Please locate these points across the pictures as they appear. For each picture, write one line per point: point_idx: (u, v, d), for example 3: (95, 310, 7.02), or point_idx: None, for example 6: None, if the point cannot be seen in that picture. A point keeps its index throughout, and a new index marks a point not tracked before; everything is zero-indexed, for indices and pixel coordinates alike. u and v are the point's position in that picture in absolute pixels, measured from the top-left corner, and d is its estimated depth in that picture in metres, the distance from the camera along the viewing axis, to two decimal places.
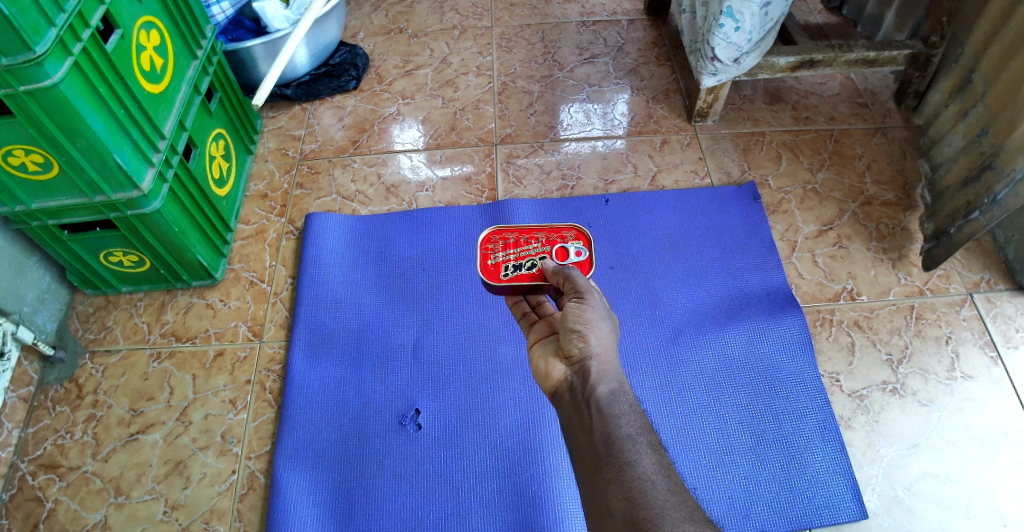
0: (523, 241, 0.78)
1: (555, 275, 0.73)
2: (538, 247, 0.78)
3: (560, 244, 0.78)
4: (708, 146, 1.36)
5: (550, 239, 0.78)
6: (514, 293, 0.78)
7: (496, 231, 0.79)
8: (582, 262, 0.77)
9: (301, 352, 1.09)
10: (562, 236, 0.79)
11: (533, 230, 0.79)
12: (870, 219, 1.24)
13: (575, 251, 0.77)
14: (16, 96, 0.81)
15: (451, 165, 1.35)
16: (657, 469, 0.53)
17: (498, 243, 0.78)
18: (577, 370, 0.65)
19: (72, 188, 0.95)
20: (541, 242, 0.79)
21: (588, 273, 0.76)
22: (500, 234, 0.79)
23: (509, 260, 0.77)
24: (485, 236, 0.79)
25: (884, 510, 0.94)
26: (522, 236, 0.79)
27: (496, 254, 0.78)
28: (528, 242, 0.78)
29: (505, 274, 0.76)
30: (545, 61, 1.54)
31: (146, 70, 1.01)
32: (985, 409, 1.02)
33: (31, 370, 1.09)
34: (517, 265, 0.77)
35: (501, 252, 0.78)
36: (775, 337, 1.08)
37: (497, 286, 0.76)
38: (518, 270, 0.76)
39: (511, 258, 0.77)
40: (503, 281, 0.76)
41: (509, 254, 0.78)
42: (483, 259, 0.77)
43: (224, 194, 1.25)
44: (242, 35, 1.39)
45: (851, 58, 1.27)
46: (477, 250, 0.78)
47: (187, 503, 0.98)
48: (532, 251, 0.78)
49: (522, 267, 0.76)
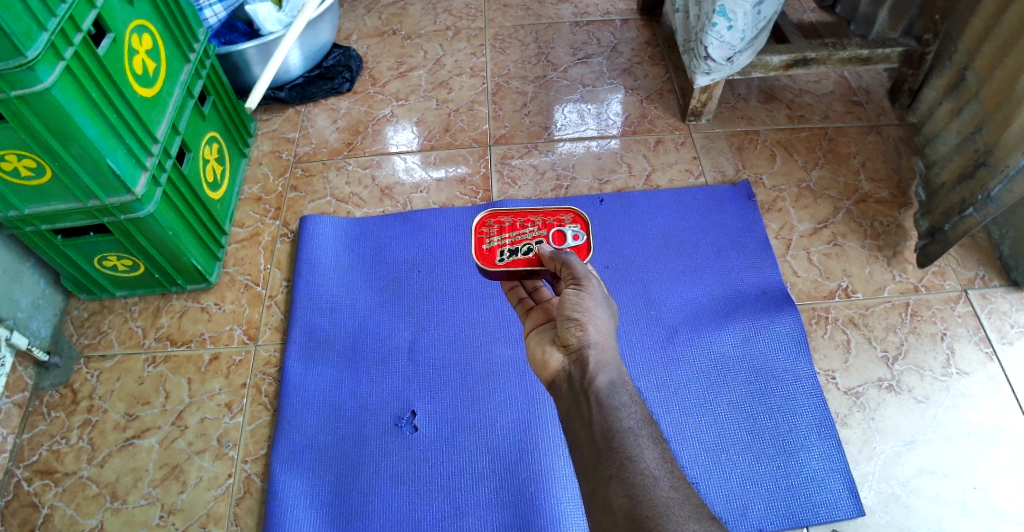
0: (519, 224, 0.78)
1: (553, 260, 0.72)
2: (534, 231, 0.77)
3: (557, 227, 0.78)
4: (703, 145, 1.36)
5: (546, 223, 0.78)
6: (510, 278, 0.77)
7: (490, 215, 0.79)
8: (579, 246, 0.77)
9: (297, 354, 1.09)
10: (559, 220, 0.79)
11: (529, 215, 0.79)
12: (865, 217, 1.24)
13: (573, 235, 0.77)
14: (8, 101, 0.80)
15: (446, 166, 1.35)
16: (660, 465, 0.53)
17: (493, 228, 0.78)
18: (575, 360, 0.65)
19: (65, 193, 0.95)
20: (537, 227, 0.78)
21: (586, 258, 0.76)
22: (495, 218, 0.79)
23: (504, 244, 0.76)
24: (480, 221, 0.78)
25: (881, 507, 0.94)
26: (517, 220, 0.78)
27: (491, 239, 0.77)
28: (524, 225, 0.78)
29: (501, 259, 0.75)
30: (539, 61, 1.54)
31: (139, 75, 1.00)
32: (981, 405, 1.02)
33: (25, 376, 1.08)
34: (513, 250, 0.76)
35: (496, 237, 0.77)
36: (771, 336, 1.08)
37: (493, 271, 0.75)
38: (515, 254, 0.76)
39: (507, 242, 0.77)
40: (499, 267, 0.75)
41: (504, 238, 0.77)
42: (479, 243, 0.76)
43: (218, 198, 1.24)
44: (235, 38, 1.38)
45: (844, 56, 1.28)
46: (472, 235, 0.77)
47: (184, 507, 0.98)
48: (528, 235, 0.77)
49: (517, 251, 0.76)
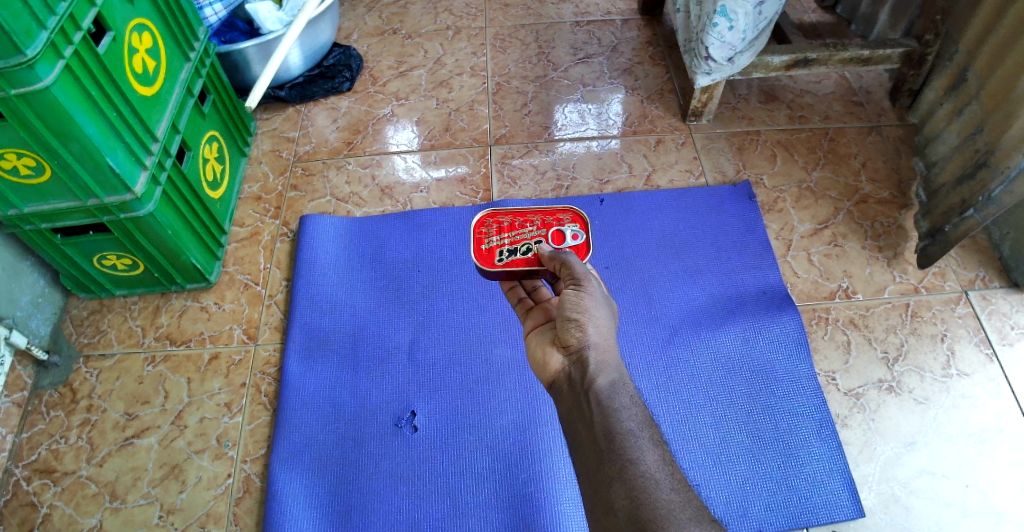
0: (518, 224, 0.78)
1: (552, 260, 0.72)
2: (533, 231, 0.77)
3: (556, 227, 0.77)
4: (703, 146, 1.36)
5: (545, 222, 0.78)
6: (510, 278, 0.77)
7: (490, 215, 0.79)
8: (578, 245, 0.76)
9: (296, 354, 1.09)
10: (558, 219, 0.79)
11: (528, 214, 0.79)
12: (865, 217, 1.24)
13: (572, 234, 0.77)
14: (8, 99, 0.80)
15: (446, 166, 1.35)
16: (662, 467, 0.53)
17: (492, 228, 0.77)
18: (575, 361, 0.65)
19: (65, 192, 0.95)
20: (536, 226, 0.78)
21: (585, 257, 0.76)
22: (494, 218, 0.79)
23: (503, 244, 0.76)
24: (479, 220, 0.78)
25: (881, 508, 0.94)
26: (516, 219, 0.78)
27: (490, 238, 0.77)
28: (523, 225, 0.78)
29: (500, 259, 0.75)
30: (540, 61, 1.54)
31: (138, 73, 1.00)
32: (981, 406, 1.02)
33: (25, 375, 1.08)
34: (512, 250, 0.76)
35: (495, 237, 0.77)
36: (772, 338, 1.08)
37: (492, 271, 0.75)
38: (513, 254, 0.76)
39: (506, 242, 0.76)
40: (498, 266, 0.75)
41: (503, 238, 0.77)
42: (478, 243, 0.76)
43: (218, 197, 1.24)
44: (236, 37, 1.38)
45: (845, 57, 1.27)
46: (471, 235, 0.77)
47: (183, 507, 0.98)
48: (528, 235, 0.77)
49: (516, 251, 0.75)
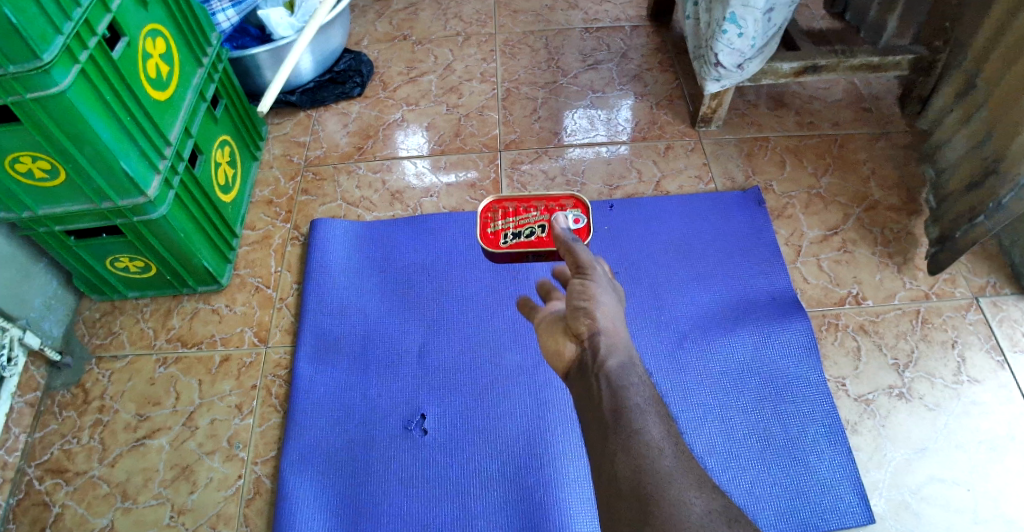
0: (522, 209, 0.88)
1: (563, 240, 0.71)
2: (537, 215, 0.87)
3: (557, 211, 0.87)
4: (712, 151, 1.36)
5: (548, 208, 0.88)
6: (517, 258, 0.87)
7: (496, 201, 0.89)
8: (580, 228, 0.84)
9: (307, 357, 1.10)
10: (560, 204, 0.88)
11: (533, 201, 0.89)
12: (875, 224, 1.24)
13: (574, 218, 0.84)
14: (23, 103, 0.81)
15: (456, 171, 1.36)
16: (665, 437, 0.53)
17: (498, 212, 0.88)
18: (587, 346, 0.64)
19: (77, 195, 0.96)
20: (540, 211, 0.88)
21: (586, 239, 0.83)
22: (500, 204, 0.89)
23: (509, 227, 0.86)
24: (487, 206, 0.88)
25: (892, 514, 0.94)
26: (521, 205, 0.88)
27: (496, 223, 0.87)
28: (527, 210, 0.88)
29: (505, 242, 0.85)
30: (549, 68, 1.55)
31: (152, 78, 1.01)
32: (992, 413, 1.01)
33: (38, 375, 1.09)
34: (516, 232, 0.85)
35: (501, 221, 0.87)
36: (781, 344, 1.07)
37: (497, 252, 0.85)
38: (518, 237, 0.85)
39: (511, 225, 0.86)
40: (503, 248, 0.84)
41: (508, 222, 0.87)
42: (484, 227, 0.86)
43: (230, 200, 1.25)
44: (248, 42, 1.40)
45: (854, 63, 1.28)
46: (479, 219, 0.88)
47: (194, 508, 0.98)
48: (531, 219, 0.86)
49: (521, 233, 0.84)
